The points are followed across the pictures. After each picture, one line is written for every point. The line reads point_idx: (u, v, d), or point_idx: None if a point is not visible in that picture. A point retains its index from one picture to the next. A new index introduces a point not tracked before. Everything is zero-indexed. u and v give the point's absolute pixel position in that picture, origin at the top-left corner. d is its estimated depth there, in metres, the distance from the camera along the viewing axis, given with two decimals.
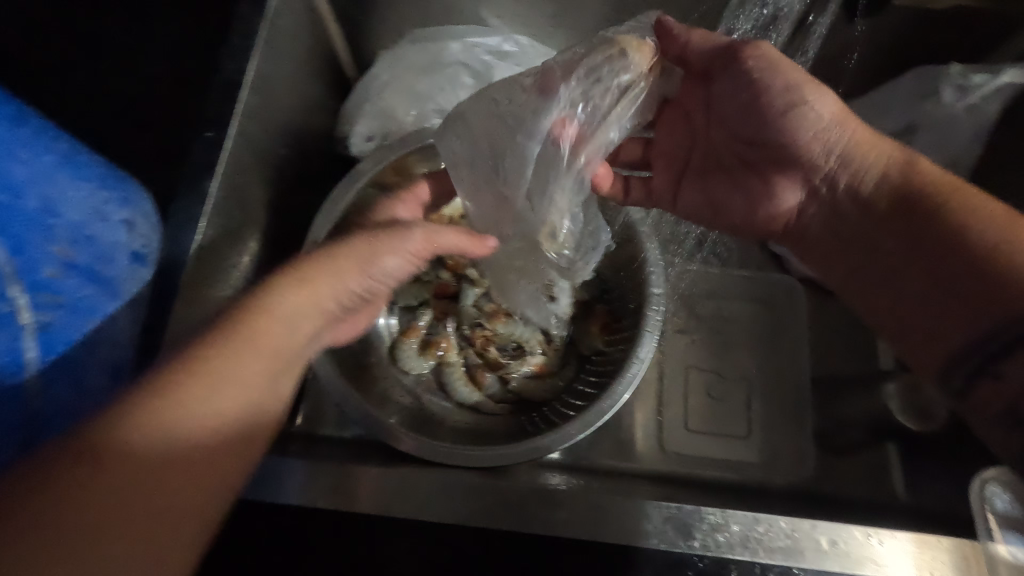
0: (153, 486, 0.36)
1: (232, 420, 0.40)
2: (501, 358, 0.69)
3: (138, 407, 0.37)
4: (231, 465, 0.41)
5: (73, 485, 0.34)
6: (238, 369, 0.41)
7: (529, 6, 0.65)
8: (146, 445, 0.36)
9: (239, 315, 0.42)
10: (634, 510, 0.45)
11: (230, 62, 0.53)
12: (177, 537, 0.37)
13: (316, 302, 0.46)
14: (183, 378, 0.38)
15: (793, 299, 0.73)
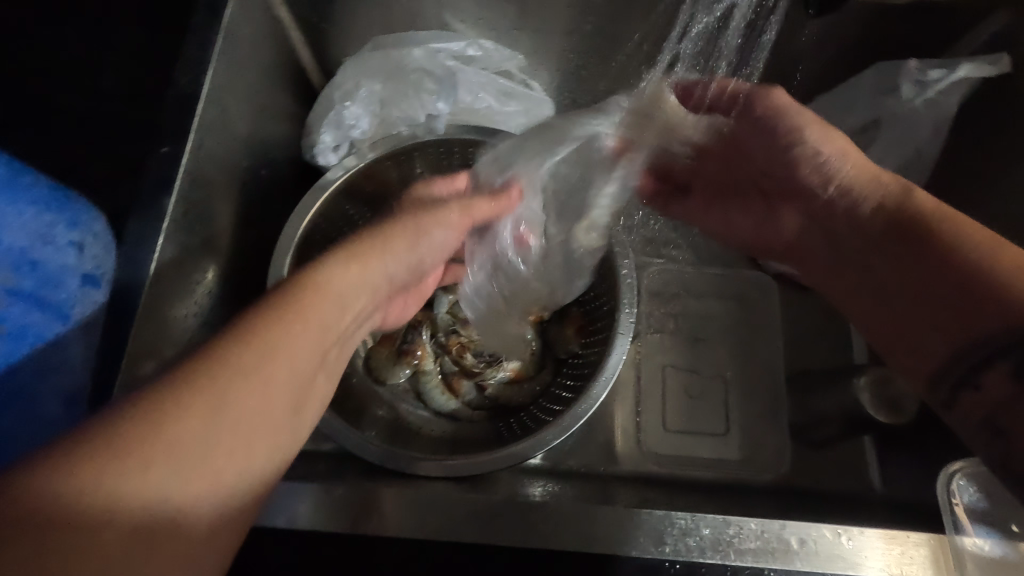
0: (205, 460, 0.33)
1: (284, 397, 0.37)
2: (477, 365, 0.68)
3: (199, 376, 0.34)
4: (284, 442, 0.38)
5: (116, 451, 0.30)
6: (292, 343, 0.38)
7: (492, 9, 0.65)
8: (201, 414, 0.33)
9: (292, 288, 0.40)
10: (605, 517, 0.44)
11: (186, 75, 0.52)
12: (211, 518, 0.34)
13: (365, 280, 0.45)
14: (236, 348, 0.35)
15: (767, 294, 0.73)
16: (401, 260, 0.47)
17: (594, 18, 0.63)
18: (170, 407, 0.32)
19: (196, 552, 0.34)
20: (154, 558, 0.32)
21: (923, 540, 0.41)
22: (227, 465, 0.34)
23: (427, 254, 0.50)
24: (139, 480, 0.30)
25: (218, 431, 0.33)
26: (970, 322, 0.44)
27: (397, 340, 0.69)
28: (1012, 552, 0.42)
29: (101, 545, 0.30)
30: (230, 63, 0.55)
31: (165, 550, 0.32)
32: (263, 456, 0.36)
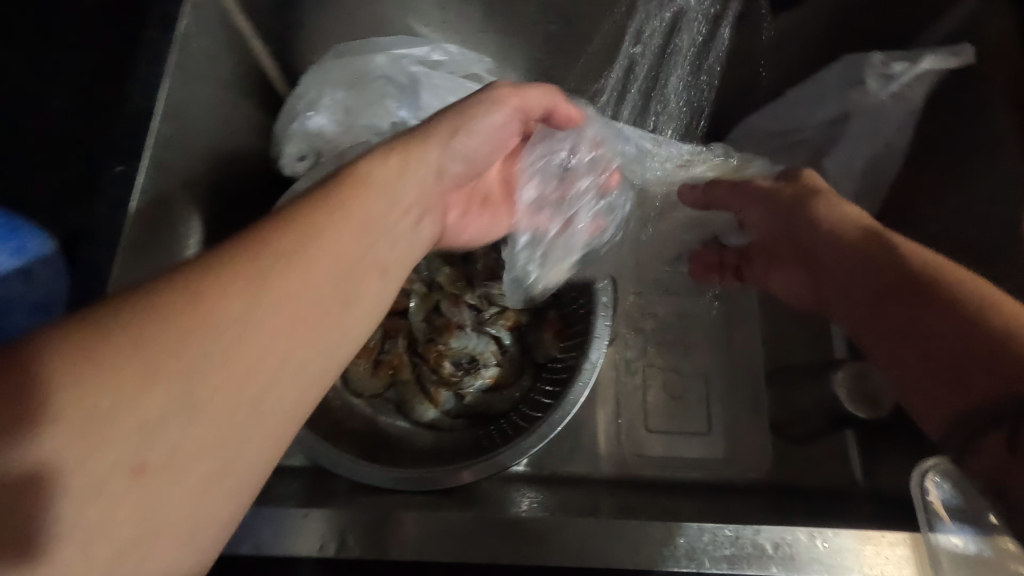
0: (246, 336, 0.32)
1: (329, 280, 0.36)
2: (455, 373, 0.67)
3: (240, 253, 0.34)
4: (333, 332, 0.36)
5: (159, 317, 0.30)
6: (333, 231, 0.37)
7: (458, 14, 0.65)
8: (240, 288, 0.32)
9: (333, 182, 0.40)
10: (578, 528, 0.43)
11: (142, 89, 0.51)
12: (256, 402, 0.32)
13: (407, 176, 0.43)
14: (275, 232, 0.35)
15: (745, 291, 0.73)
16: (445, 162, 0.45)
17: (561, 18, 0.63)
18: (211, 282, 0.32)
19: (240, 440, 0.32)
20: (196, 437, 0.30)
21: (900, 539, 0.42)
22: (269, 347, 0.33)
23: (468, 157, 0.47)
24: (178, 348, 0.30)
25: (257, 307, 0.33)
26: (965, 372, 0.38)
27: (374, 350, 0.68)
28: (988, 549, 0.42)
29: (140, 413, 0.29)
30: (188, 75, 0.54)
31: (206, 431, 0.30)
32: (309, 345, 0.34)
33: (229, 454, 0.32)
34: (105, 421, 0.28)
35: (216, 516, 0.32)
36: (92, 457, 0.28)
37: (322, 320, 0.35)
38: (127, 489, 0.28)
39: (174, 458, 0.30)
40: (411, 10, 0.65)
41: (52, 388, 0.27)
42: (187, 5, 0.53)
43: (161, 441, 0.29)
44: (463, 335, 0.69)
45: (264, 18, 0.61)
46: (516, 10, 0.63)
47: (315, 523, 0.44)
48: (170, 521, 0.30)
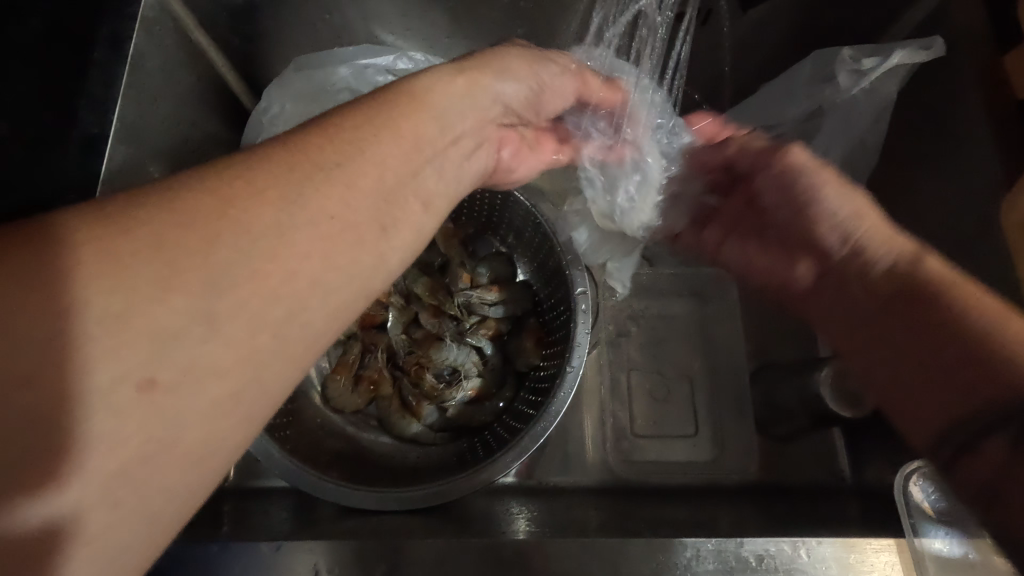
0: (276, 247, 0.28)
1: (365, 205, 0.32)
2: (437, 386, 0.67)
3: (274, 162, 0.30)
4: (366, 261, 0.32)
5: (182, 216, 0.27)
6: (379, 147, 0.33)
7: (423, 20, 0.64)
8: (275, 194, 0.29)
9: (384, 95, 0.36)
10: (555, 550, 0.43)
11: (92, 115, 0.50)
12: (281, 322, 0.29)
13: (459, 101, 0.39)
14: (316, 139, 0.32)
15: (724, 291, 0.72)
16: (498, 96, 0.42)
17: (526, 22, 0.61)
18: (242, 186, 0.29)
19: (260, 362, 0.28)
20: (217, 353, 0.27)
21: (884, 546, 0.43)
22: (299, 264, 0.29)
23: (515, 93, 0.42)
24: (202, 253, 0.27)
25: (291, 216, 0.29)
26: (956, 374, 0.30)
27: (354, 365, 0.68)
28: (974, 551, 0.43)
29: (161, 320, 0.25)
30: (140, 97, 0.53)
31: (227, 347, 0.27)
32: (342, 265, 0.31)
33: (248, 376, 0.28)
34: (122, 323, 0.25)
35: (228, 442, 0.28)
36: (103, 362, 0.24)
37: (356, 242, 0.31)
38: (138, 403, 0.25)
39: (192, 374, 0.26)
40: (374, 19, 0.64)
41: (64, 281, 0.24)
42: (136, 25, 0.52)
43: (178, 353, 0.26)
44: (443, 348, 0.68)
45: (222, 32, 0.60)
46: (481, 14, 0.62)
47: (304, 554, 0.43)
48: (183, 443, 0.26)
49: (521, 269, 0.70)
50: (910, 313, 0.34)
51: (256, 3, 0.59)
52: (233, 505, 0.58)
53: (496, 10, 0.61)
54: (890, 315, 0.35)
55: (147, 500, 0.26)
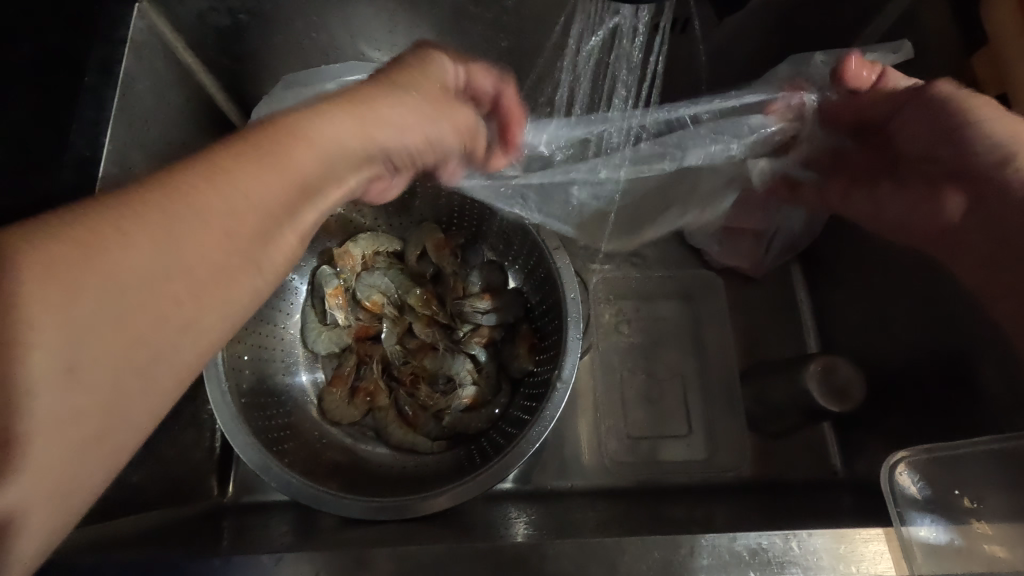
0: (145, 295, 0.26)
1: (250, 241, 0.29)
2: (433, 395, 0.69)
3: (140, 201, 0.26)
4: (242, 293, 0.30)
5: (39, 265, 0.24)
6: (254, 179, 0.29)
7: (408, 36, 0.65)
8: (145, 241, 0.26)
9: (286, 119, 0.31)
10: (554, 552, 0.44)
11: (83, 138, 0.51)
12: (150, 365, 0.27)
13: (359, 122, 0.33)
14: (197, 177, 0.28)
15: (711, 290, 0.74)
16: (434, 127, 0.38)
17: (510, 36, 0.63)
18: (108, 232, 0.25)
19: (126, 407, 0.27)
20: (76, 405, 0.25)
21: (874, 535, 0.44)
22: (171, 309, 0.27)
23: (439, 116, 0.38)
24: (51, 311, 0.24)
25: (165, 268, 0.26)
26: None
27: (350, 378, 0.68)
28: (959, 538, 0.45)
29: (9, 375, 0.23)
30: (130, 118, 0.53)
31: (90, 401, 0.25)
32: (219, 307, 0.29)
33: (111, 414, 0.26)
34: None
35: (101, 469, 0.27)
36: None
37: (236, 281, 0.29)
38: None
39: (48, 429, 0.24)
40: (359, 37, 0.65)
41: None
42: (126, 49, 0.54)
43: (34, 410, 0.24)
44: (438, 356, 0.70)
45: (208, 50, 0.61)
46: (466, 29, 0.63)
47: (303, 565, 0.44)
48: (50, 497, 0.25)
49: (512, 277, 0.71)
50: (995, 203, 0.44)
51: (241, 23, 0.60)
52: (233, 522, 0.59)
53: (480, 23, 0.62)
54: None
55: (14, 541, 0.25)
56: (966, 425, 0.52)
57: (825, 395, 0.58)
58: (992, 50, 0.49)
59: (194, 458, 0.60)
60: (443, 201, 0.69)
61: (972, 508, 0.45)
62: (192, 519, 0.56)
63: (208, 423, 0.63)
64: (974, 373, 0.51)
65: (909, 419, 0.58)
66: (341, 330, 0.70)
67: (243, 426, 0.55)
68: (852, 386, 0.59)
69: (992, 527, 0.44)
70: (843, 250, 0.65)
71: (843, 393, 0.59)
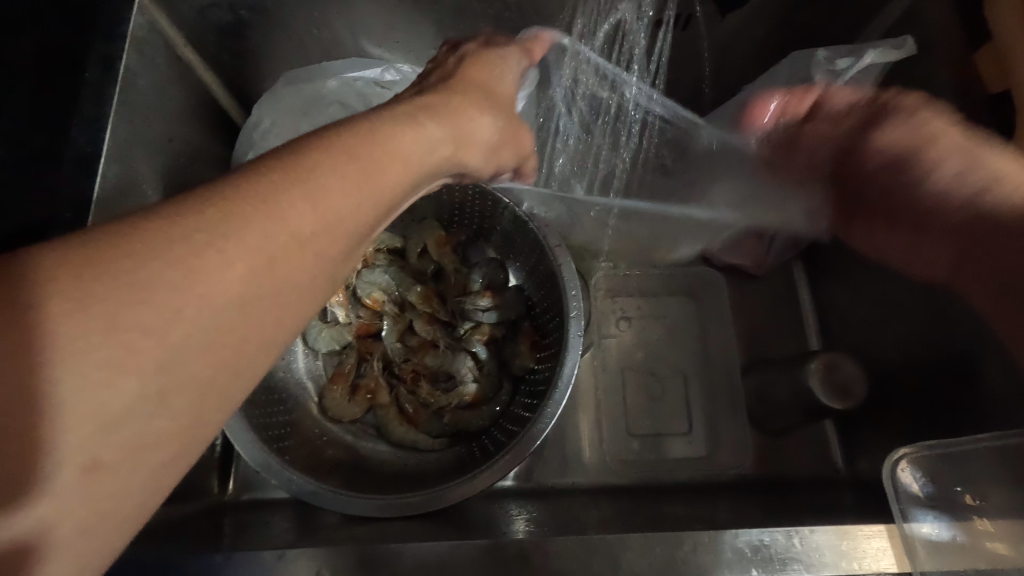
0: (236, 319, 0.25)
1: (332, 262, 0.29)
2: (433, 393, 0.68)
3: (239, 215, 0.25)
4: (313, 309, 0.29)
5: (141, 284, 0.23)
6: (344, 201, 0.28)
7: (410, 33, 0.65)
8: (245, 264, 0.25)
9: (363, 124, 0.31)
10: (556, 549, 0.44)
11: (85, 136, 0.51)
12: (232, 386, 0.27)
13: (439, 139, 0.34)
14: (288, 187, 0.27)
15: (713, 288, 0.73)
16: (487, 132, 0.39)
17: (512, 33, 0.63)
18: (210, 253, 0.24)
19: (205, 427, 0.26)
20: (165, 428, 0.25)
21: (875, 532, 0.44)
22: (257, 331, 0.26)
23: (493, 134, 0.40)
24: (154, 333, 0.23)
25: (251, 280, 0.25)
26: None
27: (350, 375, 0.68)
28: (962, 535, 0.45)
29: (85, 385, 0.22)
30: (132, 114, 0.53)
31: (178, 422, 0.25)
32: (294, 319, 0.28)
33: (176, 430, 0.25)
34: (61, 409, 0.22)
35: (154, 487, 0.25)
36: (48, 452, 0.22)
37: (312, 299, 0.29)
38: (76, 491, 0.23)
39: (139, 450, 0.24)
40: (361, 33, 0.65)
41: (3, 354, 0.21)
42: (126, 44, 0.53)
43: (130, 433, 0.24)
44: (439, 353, 0.70)
45: (210, 47, 0.61)
46: (469, 26, 0.63)
47: (305, 561, 0.44)
48: (126, 513, 0.25)
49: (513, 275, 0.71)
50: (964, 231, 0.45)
51: (243, 19, 0.60)
52: (235, 519, 0.59)
53: (483, 20, 0.62)
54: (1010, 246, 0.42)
55: (85, 555, 0.24)
56: (969, 422, 0.52)
57: (827, 392, 0.58)
58: (995, 47, 0.49)
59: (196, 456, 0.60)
60: (444, 198, 0.68)
61: (974, 505, 0.45)
62: (194, 516, 0.56)
63: None
64: (978, 371, 0.51)
65: (911, 417, 0.58)
66: (343, 328, 0.70)
67: (243, 423, 0.55)
68: (855, 386, 0.59)
69: (995, 524, 0.44)
70: (844, 247, 0.65)
71: (845, 390, 0.59)
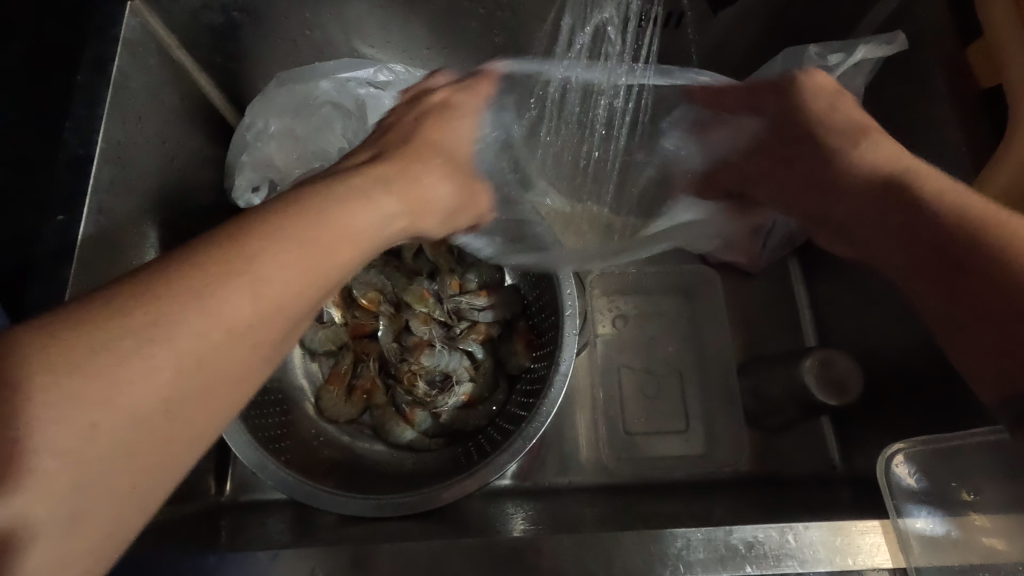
0: (178, 398, 0.28)
1: (268, 337, 0.31)
2: (429, 393, 0.67)
3: (179, 306, 0.28)
4: (254, 380, 0.32)
5: (85, 378, 0.25)
6: (283, 283, 0.31)
7: (403, 33, 0.65)
8: (183, 350, 0.27)
9: (313, 199, 0.34)
10: (551, 547, 0.44)
11: (77, 138, 0.51)
12: (175, 457, 0.29)
13: (390, 210, 0.38)
14: (230, 275, 0.29)
15: (709, 285, 0.73)
16: (432, 195, 0.45)
17: (504, 32, 0.63)
18: (149, 344, 0.27)
19: (149, 494, 0.29)
20: (109, 500, 0.27)
21: (869, 528, 0.44)
22: (197, 406, 0.29)
23: (448, 194, 0.47)
24: (97, 420, 0.26)
25: (195, 360, 0.28)
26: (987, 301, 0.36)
27: (346, 375, 0.68)
28: (956, 529, 0.45)
29: (42, 465, 0.25)
30: (125, 116, 0.53)
31: (123, 493, 0.27)
32: (240, 386, 0.31)
33: (136, 489, 0.28)
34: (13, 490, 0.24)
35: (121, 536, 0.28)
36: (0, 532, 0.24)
37: (253, 370, 0.31)
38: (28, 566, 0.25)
39: (85, 522, 0.26)
40: (353, 33, 0.65)
41: None
42: (120, 48, 0.52)
43: (75, 511, 0.26)
44: (435, 353, 0.69)
45: (203, 49, 0.61)
46: (461, 26, 0.63)
47: (299, 561, 0.44)
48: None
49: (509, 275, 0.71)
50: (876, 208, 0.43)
51: (236, 21, 0.60)
52: (231, 520, 0.59)
53: (475, 19, 0.62)
54: (871, 214, 0.44)
55: None
56: (965, 417, 0.52)
57: (822, 387, 0.58)
58: (987, 41, 0.49)
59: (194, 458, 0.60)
60: None
61: (969, 501, 0.46)
62: (190, 517, 0.56)
63: None
64: None
65: (905, 411, 0.58)
66: (339, 329, 0.70)
67: (239, 423, 0.55)
68: (850, 381, 0.59)
69: (988, 520, 0.44)
70: None
71: (841, 386, 0.59)
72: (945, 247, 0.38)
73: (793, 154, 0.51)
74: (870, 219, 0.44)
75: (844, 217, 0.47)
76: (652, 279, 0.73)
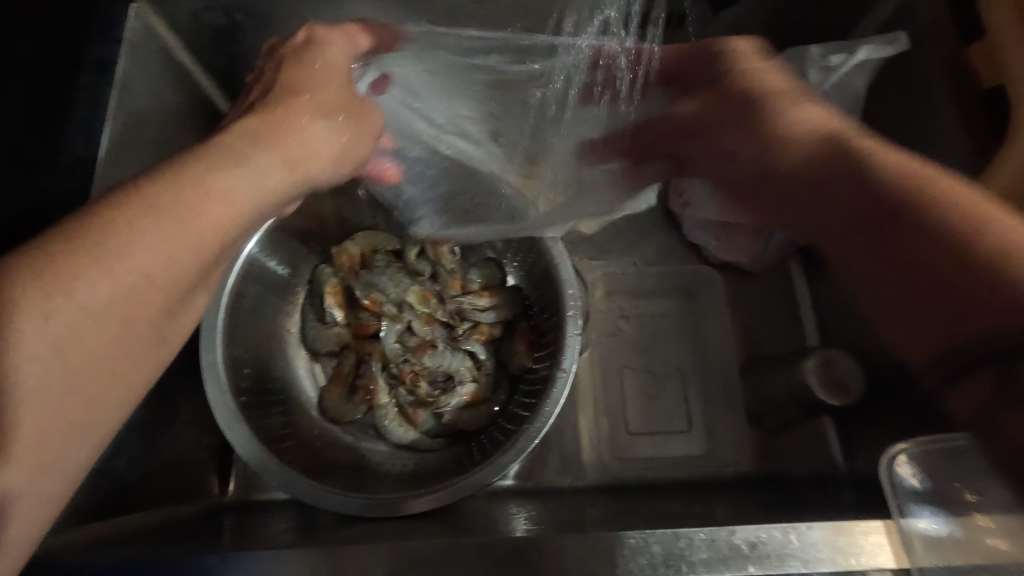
0: (95, 350, 0.31)
1: (171, 293, 0.33)
2: (431, 393, 0.68)
3: (65, 271, 0.29)
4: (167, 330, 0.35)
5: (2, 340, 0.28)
6: (166, 242, 0.33)
7: None
8: (78, 311, 0.29)
9: (180, 164, 0.35)
10: (553, 546, 0.44)
11: (80, 137, 0.51)
12: (105, 405, 0.32)
13: (269, 163, 0.38)
14: (113, 240, 0.31)
15: (710, 286, 0.73)
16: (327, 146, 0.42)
17: None
18: (51, 306, 0.29)
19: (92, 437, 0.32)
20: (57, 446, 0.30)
21: (874, 528, 0.44)
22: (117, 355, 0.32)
23: (335, 137, 0.43)
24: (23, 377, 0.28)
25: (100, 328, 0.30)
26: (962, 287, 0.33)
27: (348, 376, 0.68)
28: (959, 530, 0.45)
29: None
30: (128, 118, 0.54)
31: (65, 439, 0.30)
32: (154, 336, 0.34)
33: (78, 436, 0.31)
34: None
35: (54, 515, 0.31)
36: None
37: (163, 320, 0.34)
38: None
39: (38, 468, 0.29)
40: None
41: None
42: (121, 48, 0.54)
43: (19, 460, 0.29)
44: (437, 353, 0.68)
45: (205, 51, 0.62)
46: None
47: (299, 561, 0.44)
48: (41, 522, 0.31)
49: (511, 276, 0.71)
50: (827, 177, 0.39)
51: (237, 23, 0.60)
52: (233, 519, 0.59)
53: None
54: (806, 193, 0.41)
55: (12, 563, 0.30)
56: None
57: (822, 387, 0.58)
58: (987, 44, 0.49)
59: (195, 456, 0.61)
60: None
61: (974, 502, 0.46)
62: (192, 515, 0.56)
63: (208, 423, 0.63)
64: None
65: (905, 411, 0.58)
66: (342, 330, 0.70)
67: (240, 423, 0.55)
68: (851, 381, 0.59)
69: (994, 520, 0.44)
70: None
71: (842, 386, 0.59)
72: (890, 211, 0.36)
73: (718, 117, 0.44)
74: (814, 192, 0.40)
75: (778, 197, 0.43)
76: (653, 279, 0.73)
